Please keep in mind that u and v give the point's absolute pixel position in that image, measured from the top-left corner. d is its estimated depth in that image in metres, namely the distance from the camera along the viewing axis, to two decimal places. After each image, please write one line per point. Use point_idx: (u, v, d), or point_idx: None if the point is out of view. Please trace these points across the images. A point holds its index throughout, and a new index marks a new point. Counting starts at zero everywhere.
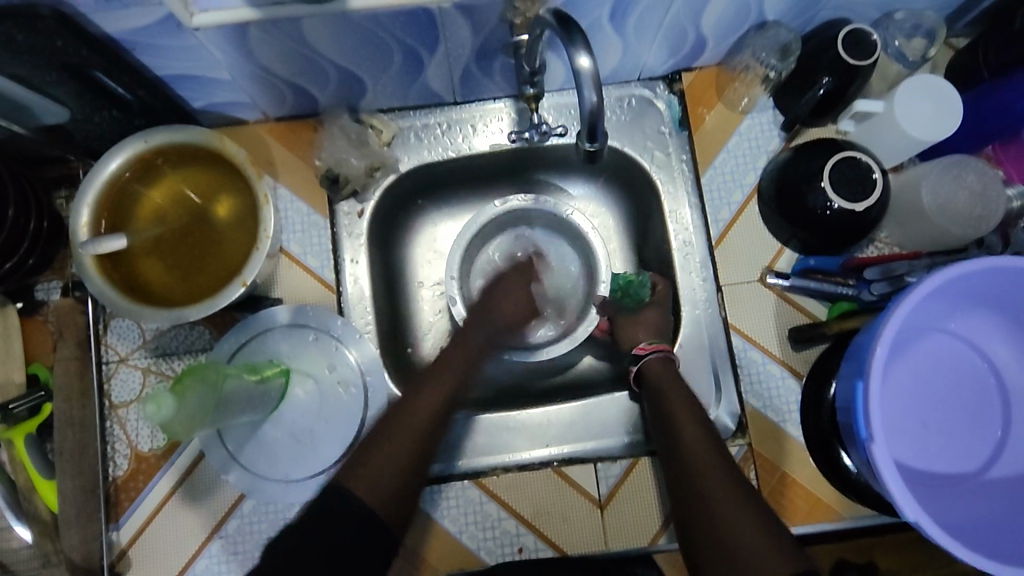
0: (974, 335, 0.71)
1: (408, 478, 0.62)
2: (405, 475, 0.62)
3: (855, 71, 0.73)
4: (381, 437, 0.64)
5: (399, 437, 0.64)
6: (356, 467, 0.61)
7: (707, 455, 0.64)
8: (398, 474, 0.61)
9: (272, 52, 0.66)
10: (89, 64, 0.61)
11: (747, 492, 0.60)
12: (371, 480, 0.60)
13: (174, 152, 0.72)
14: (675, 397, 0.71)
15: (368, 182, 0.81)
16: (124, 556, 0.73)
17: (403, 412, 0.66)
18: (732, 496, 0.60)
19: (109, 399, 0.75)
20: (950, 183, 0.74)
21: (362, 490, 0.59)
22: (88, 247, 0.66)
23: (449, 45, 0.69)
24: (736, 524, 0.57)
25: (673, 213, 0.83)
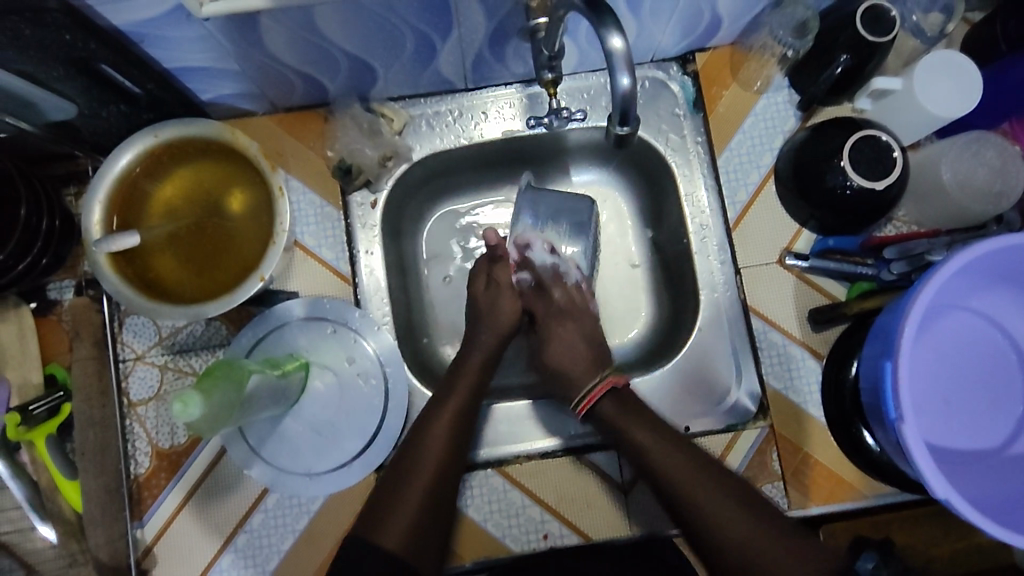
0: (995, 311, 0.71)
1: (427, 516, 0.63)
2: (425, 512, 0.63)
3: (874, 48, 0.71)
4: (395, 480, 0.64)
5: (413, 480, 0.64)
6: (376, 517, 0.62)
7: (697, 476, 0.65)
8: (420, 515, 0.62)
9: (281, 41, 0.64)
10: (97, 57, 0.60)
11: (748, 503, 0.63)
12: (393, 526, 0.61)
13: (186, 145, 0.71)
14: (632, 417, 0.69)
15: (381, 172, 0.80)
16: (150, 553, 0.73)
17: (414, 451, 0.66)
18: (741, 513, 0.62)
19: (127, 397, 0.75)
20: (970, 160, 0.74)
21: (386, 540, 0.60)
22: (103, 245, 0.65)
23: (462, 30, 0.67)
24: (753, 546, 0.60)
25: (689, 196, 0.82)
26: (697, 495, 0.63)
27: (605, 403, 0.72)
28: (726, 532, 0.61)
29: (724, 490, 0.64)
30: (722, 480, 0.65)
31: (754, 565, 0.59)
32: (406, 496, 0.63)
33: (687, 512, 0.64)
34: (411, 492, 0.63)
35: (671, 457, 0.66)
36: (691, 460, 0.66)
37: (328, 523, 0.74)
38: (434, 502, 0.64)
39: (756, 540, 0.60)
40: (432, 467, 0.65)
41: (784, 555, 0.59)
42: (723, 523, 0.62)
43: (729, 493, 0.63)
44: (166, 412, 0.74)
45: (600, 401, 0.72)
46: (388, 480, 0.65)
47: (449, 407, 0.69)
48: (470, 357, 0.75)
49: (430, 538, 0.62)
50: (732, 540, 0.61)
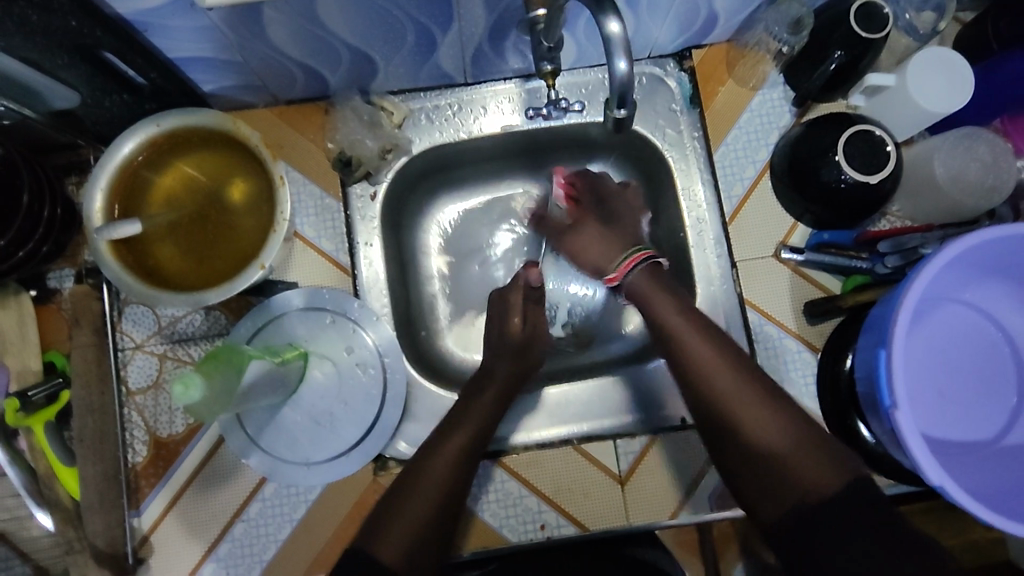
0: (987, 304, 0.72)
1: (429, 537, 0.59)
2: (428, 531, 0.59)
3: (867, 44, 0.73)
4: (400, 496, 0.61)
5: (418, 500, 0.61)
6: (376, 531, 0.59)
7: (734, 381, 0.59)
8: (423, 536, 0.59)
9: (284, 32, 0.65)
10: (102, 45, 0.60)
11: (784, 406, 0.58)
12: (392, 541, 0.58)
13: (188, 134, 0.71)
14: (659, 304, 0.65)
15: (381, 164, 0.81)
16: (146, 542, 0.73)
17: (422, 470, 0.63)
18: (770, 409, 0.58)
19: (126, 385, 0.75)
20: (962, 156, 0.75)
21: (387, 554, 0.57)
22: (104, 233, 0.66)
23: (462, 23, 0.68)
24: (774, 440, 0.57)
25: (686, 191, 0.82)
26: (738, 399, 0.59)
27: (637, 277, 0.67)
28: (757, 418, 0.58)
29: (768, 399, 0.59)
30: (765, 385, 0.60)
31: (778, 459, 0.56)
32: (409, 513, 0.60)
33: (728, 421, 0.58)
34: (414, 512, 0.60)
35: (707, 353, 0.61)
36: (744, 376, 0.60)
37: (326, 512, 0.74)
38: (438, 524, 0.60)
39: (794, 445, 0.56)
40: (437, 488, 0.62)
41: (803, 458, 0.55)
42: (744, 408, 0.58)
43: (763, 396, 0.59)
44: (165, 401, 0.75)
45: (638, 269, 0.67)
46: (391, 498, 0.62)
47: (461, 432, 0.67)
48: (488, 383, 0.72)
49: (430, 559, 0.58)
50: (766, 434, 0.57)
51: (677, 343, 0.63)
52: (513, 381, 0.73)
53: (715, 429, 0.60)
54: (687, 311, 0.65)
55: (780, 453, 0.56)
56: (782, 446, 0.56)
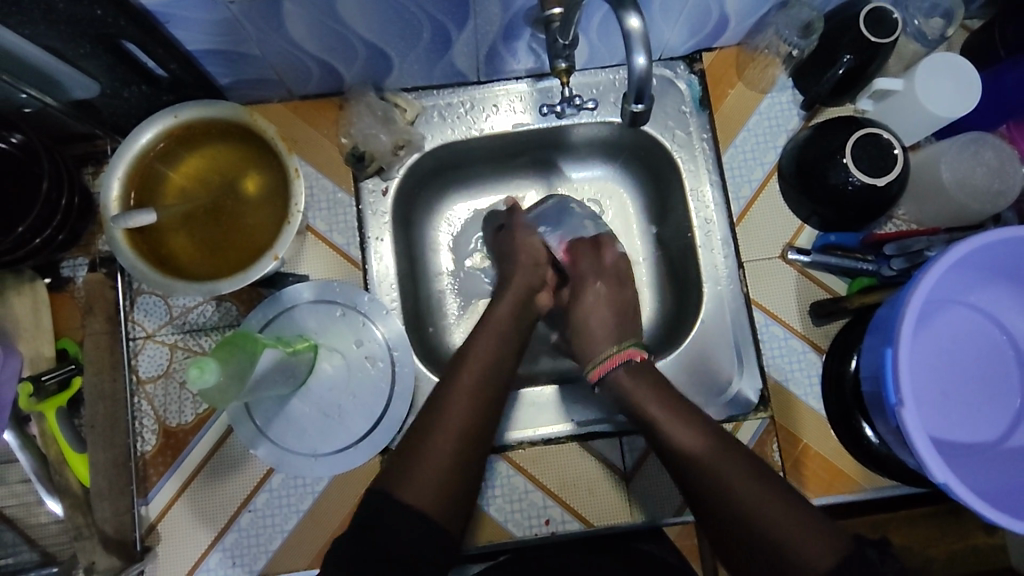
0: (992, 307, 0.72)
1: (453, 478, 0.61)
2: (450, 475, 0.61)
3: (877, 49, 0.73)
4: (417, 442, 0.63)
5: (438, 444, 0.62)
6: (399, 473, 0.60)
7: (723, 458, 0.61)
8: (446, 477, 0.61)
9: (303, 27, 0.66)
10: (124, 35, 0.61)
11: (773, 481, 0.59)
12: (414, 485, 0.59)
13: (204, 127, 0.72)
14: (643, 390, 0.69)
15: (393, 159, 0.81)
16: (153, 530, 0.73)
17: (436, 415, 0.64)
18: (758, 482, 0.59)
19: (136, 374, 0.75)
20: (968, 161, 0.76)
21: (410, 497, 0.58)
22: (120, 221, 0.66)
23: (478, 21, 0.69)
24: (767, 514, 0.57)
25: (695, 191, 0.83)
26: (728, 477, 0.60)
27: (617, 372, 0.72)
28: (749, 496, 0.58)
29: (758, 479, 0.59)
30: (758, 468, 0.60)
31: (773, 535, 0.55)
32: (429, 457, 0.61)
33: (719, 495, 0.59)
34: (432, 453, 0.61)
35: (689, 434, 0.64)
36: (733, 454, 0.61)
37: (332, 504, 0.74)
38: (461, 464, 0.62)
39: (785, 522, 0.55)
40: (456, 426, 0.64)
41: (795, 533, 0.55)
42: (735, 486, 0.59)
43: (754, 474, 0.60)
44: (175, 390, 0.75)
45: (617, 367, 0.72)
46: (410, 442, 0.63)
47: (464, 383, 0.67)
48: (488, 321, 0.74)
49: (457, 500, 0.61)
50: (759, 512, 0.57)
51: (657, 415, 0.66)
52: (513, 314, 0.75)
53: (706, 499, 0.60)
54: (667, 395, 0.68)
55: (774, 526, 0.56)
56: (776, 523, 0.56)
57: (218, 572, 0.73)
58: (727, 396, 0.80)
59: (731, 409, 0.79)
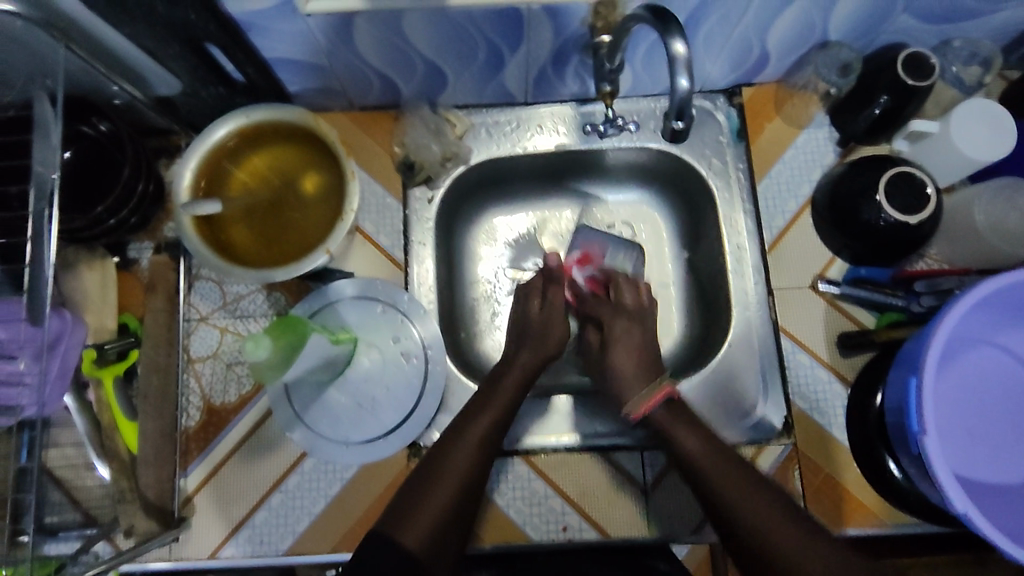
0: (1022, 349, 0.72)
1: (448, 526, 0.63)
2: (448, 522, 0.63)
3: (913, 91, 0.76)
4: (422, 483, 0.65)
5: (440, 486, 0.65)
6: (402, 513, 0.63)
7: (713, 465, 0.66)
8: (445, 520, 0.63)
9: (371, 42, 0.72)
10: (210, 38, 0.67)
11: (763, 489, 0.63)
12: (417, 526, 0.62)
13: (271, 128, 0.78)
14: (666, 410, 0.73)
15: (441, 170, 0.86)
16: (189, 502, 0.77)
17: (440, 460, 0.67)
18: (748, 490, 0.63)
19: (187, 353, 0.80)
20: (1003, 206, 0.76)
21: (407, 538, 0.61)
22: (188, 208, 0.72)
23: (530, 45, 0.74)
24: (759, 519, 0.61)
25: (728, 219, 0.86)
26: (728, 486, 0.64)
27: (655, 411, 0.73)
28: (736, 498, 0.63)
29: (748, 481, 0.64)
30: (745, 473, 0.65)
31: (762, 540, 0.60)
32: (431, 500, 0.64)
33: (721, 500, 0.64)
34: (438, 495, 0.64)
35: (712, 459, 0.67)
36: (723, 459, 0.67)
37: (358, 492, 0.77)
38: (458, 511, 0.65)
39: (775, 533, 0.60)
40: (459, 473, 0.66)
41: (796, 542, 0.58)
42: (737, 498, 0.63)
43: (751, 484, 0.64)
44: (222, 371, 0.80)
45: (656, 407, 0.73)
46: (416, 481, 0.66)
47: (480, 423, 0.71)
48: (505, 375, 0.77)
49: (450, 543, 0.63)
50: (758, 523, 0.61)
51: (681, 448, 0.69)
52: (528, 376, 0.78)
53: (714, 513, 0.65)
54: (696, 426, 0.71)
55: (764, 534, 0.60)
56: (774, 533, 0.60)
57: (245, 548, 0.76)
58: (750, 420, 0.81)
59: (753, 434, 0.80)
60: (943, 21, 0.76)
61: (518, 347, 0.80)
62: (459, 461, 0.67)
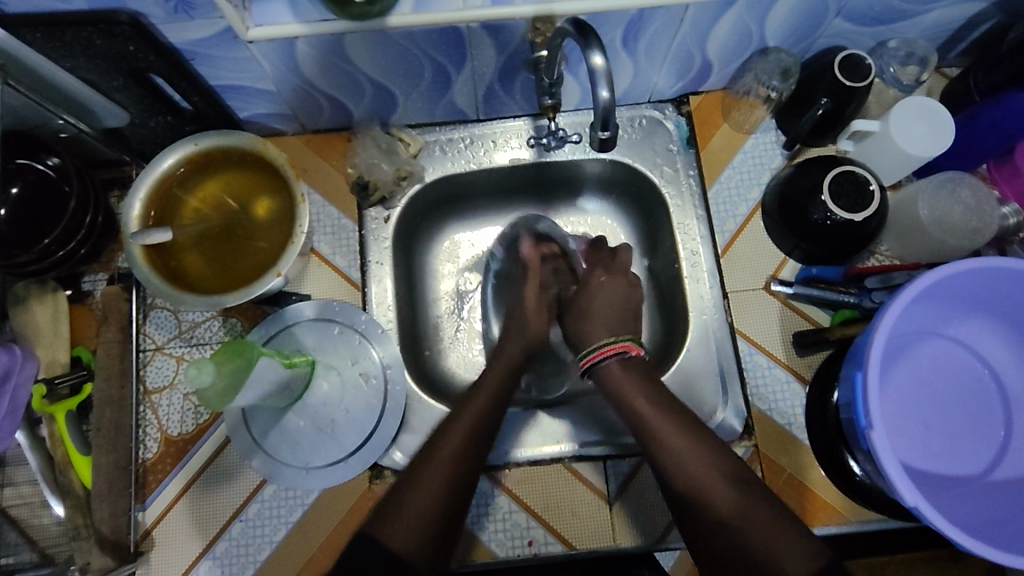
0: (972, 339, 0.74)
1: (440, 518, 0.60)
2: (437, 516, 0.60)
3: (851, 92, 0.78)
4: (408, 480, 0.62)
5: (429, 477, 0.62)
6: (385, 511, 0.60)
7: (691, 450, 0.62)
8: (433, 520, 0.60)
9: (315, 66, 0.72)
10: (153, 69, 0.68)
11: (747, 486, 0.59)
12: (401, 525, 0.58)
13: (220, 154, 0.78)
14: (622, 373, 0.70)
15: (396, 189, 0.87)
16: (148, 536, 0.76)
17: (428, 451, 0.65)
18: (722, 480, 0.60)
19: (144, 384, 0.80)
20: (945, 199, 0.78)
21: (392, 541, 0.57)
22: (136, 237, 0.72)
23: (474, 63, 0.75)
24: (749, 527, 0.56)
25: (681, 225, 0.87)
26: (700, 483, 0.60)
27: (609, 365, 0.70)
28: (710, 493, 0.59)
29: (723, 478, 0.60)
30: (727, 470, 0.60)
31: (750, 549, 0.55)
32: (418, 497, 0.61)
33: (697, 493, 0.60)
34: (426, 489, 0.61)
35: (683, 444, 0.62)
36: (695, 440, 0.63)
37: (320, 516, 0.77)
38: (453, 502, 0.62)
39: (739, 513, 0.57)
40: (448, 463, 0.63)
41: (776, 543, 0.54)
42: (706, 492, 0.59)
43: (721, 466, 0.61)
44: (178, 401, 0.79)
45: (609, 359, 0.70)
46: (402, 481, 0.63)
47: (472, 410, 0.69)
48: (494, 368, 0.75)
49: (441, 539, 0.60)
50: (743, 529, 0.56)
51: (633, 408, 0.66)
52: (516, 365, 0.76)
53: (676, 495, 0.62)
54: (654, 390, 0.67)
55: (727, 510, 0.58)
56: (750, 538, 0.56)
57: None
58: (711, 425, 0.80)
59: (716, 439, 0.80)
60: (877, 23, 0.78)
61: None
62: (451, 449, 0.65)
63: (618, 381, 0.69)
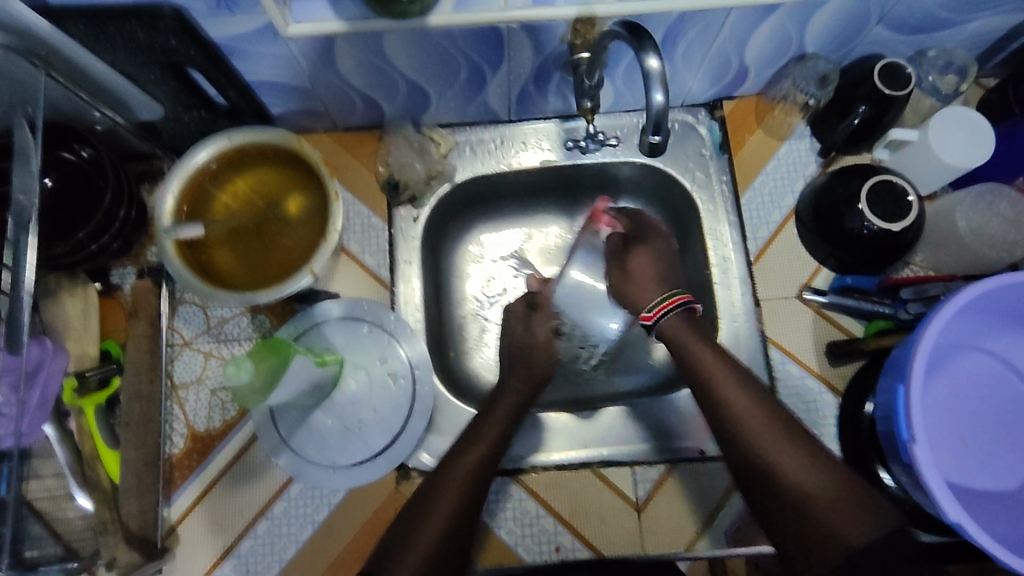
0: (1010, 353, 0.72)
1: (444, 557, 0.58)
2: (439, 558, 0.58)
3: (890, 100, 0.77)
4: (415, 514, 0.61)
5: (436, 511, 0.60)
6: (390, 551, 0.58)
7: (759, 420, 0.60)
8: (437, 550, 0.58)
9: (352, 64, 0.72)
10: (191, 63, 0.67)
11: (808, 444, 0.58)
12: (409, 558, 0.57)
13: (253, 150, 0.78)
14: (706, 352, 0.66)
15: (426, 189, 0.86)
16: (173, 532, 0.76)
17: (425, 500, 0.62)
18: (793, 445, 0.58)
19: (171, 379, 0.80)
20: (983, 211, 0.78)
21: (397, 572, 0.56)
22: (170, 232, 0.71)
23: (511, 63, 0.75)
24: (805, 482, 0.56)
25: (713, 230, 0.86)
26: (789, 470, 0.57)
27: (677, 322, 0.70)
28: (780, 452, 0.58)
29: (794, 437, 0.59)
30: (793, 430, 0.60)
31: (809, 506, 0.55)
32: (424, 529, 0.59)
33: (762, 451, 0.58)
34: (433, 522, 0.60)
35: (752, 404, 0.61)
36: (763, 407, 0.61)
37: (347, 515, 0.76)
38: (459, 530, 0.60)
39: (830, 491, 0.55)
40: (455, 495, 0.62)
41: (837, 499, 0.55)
42: (774, 446, 0.58)
43: (793, 440, 0.59)
44: (206, 396, 0.79)
45: (676, 312, 0.70)
46: (413, 508, 0.62)
47: (485, 437, 0.68)
48: (510, 392, 0.74)
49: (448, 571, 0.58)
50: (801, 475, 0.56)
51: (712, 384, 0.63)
52: (526, 395, 0.74)
53: (735, 446, 0.60)
54: (717, 349, 0.66)
55: (815, 498, 0.55)
56: (825, 506, 0.54)
57: None
58: None
59: None
60: (917, 32, 0.77)
61: (507, 366, 0.78)
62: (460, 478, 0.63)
63: (697, 354, 0.66)
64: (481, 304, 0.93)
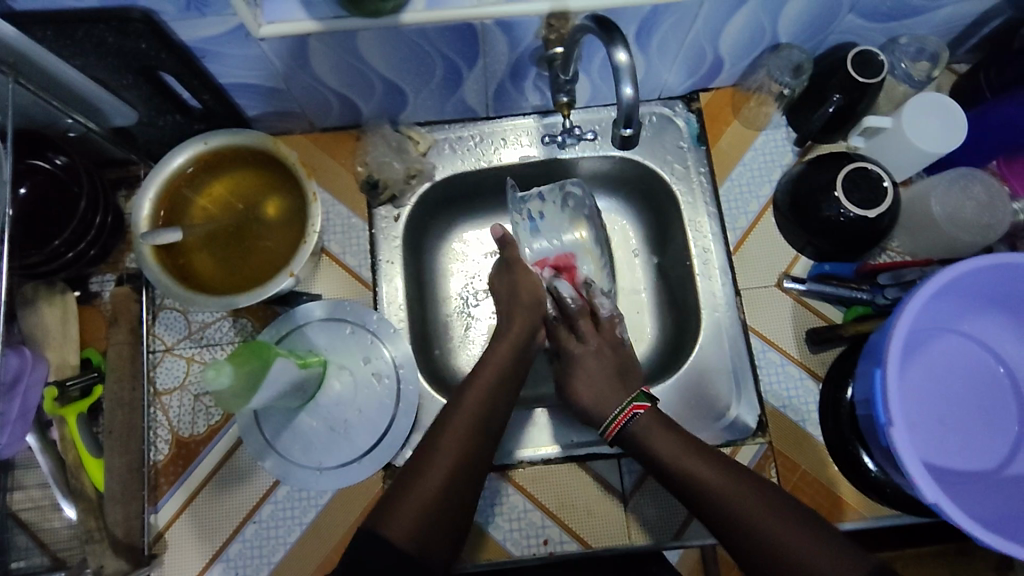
0: (985, 335, 0.74)
1: (439, 509, 0.62)
2: (434, 509, 0.61)
3: (864, 88, 0.78)
4: (414, 467, 0.64)
5: (435, 460, 0.64)
6: (386, 506, 0.61)
7: (724, 486, 0.64)
8: (435, 503, 0.62)
9: (327, 64, 0.72)
10: (163, 67, 0.67)
11: (780, 504, 0.62)
12: (404, 516, 0.60)
13: (230, 153, 0.77)
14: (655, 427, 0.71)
15: (406, 188, 0.86)
16: (160, 538, 0.75)
17: (424, 459, 0.65)
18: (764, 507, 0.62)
19: (154, 385, 0.79)
20: (958, 195, 0.78)
21: (394, 530, 0.59)
22: (148, 238, 0.71)
23: (487, 59, 0.75)
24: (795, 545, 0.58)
25: (692, 222, 0.86)
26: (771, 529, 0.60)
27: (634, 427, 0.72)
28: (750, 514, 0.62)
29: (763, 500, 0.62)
30: (761, 487, 0.64)
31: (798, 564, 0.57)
32: (422, 482, 0.63)
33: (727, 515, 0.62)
34: (431, 476, 0.63)
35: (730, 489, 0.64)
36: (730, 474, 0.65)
37: (334, 516, 0.76)
38: (457, 480, 0.64)
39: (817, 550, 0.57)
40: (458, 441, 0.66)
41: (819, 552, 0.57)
42: (746, 513, 0.62)
43: (776, 507, 0.62)
44: (189, 401, 0.79)
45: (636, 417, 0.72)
46: (411, 465, 0.65)
47: (475, 388, 0.71)
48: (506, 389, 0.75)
49: (445, 524, 0.62)
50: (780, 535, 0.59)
51: (682, 469, 0.67)
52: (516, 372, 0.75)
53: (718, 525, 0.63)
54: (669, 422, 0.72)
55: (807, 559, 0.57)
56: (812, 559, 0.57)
57: None
58: (725, 421, 0.81)
59: (729, 434, 0.80)
60: (887, 19, 0.78)
61: None
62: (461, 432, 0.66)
63: (660, 447, 0.69)
64: (462, 301, 0.93)
